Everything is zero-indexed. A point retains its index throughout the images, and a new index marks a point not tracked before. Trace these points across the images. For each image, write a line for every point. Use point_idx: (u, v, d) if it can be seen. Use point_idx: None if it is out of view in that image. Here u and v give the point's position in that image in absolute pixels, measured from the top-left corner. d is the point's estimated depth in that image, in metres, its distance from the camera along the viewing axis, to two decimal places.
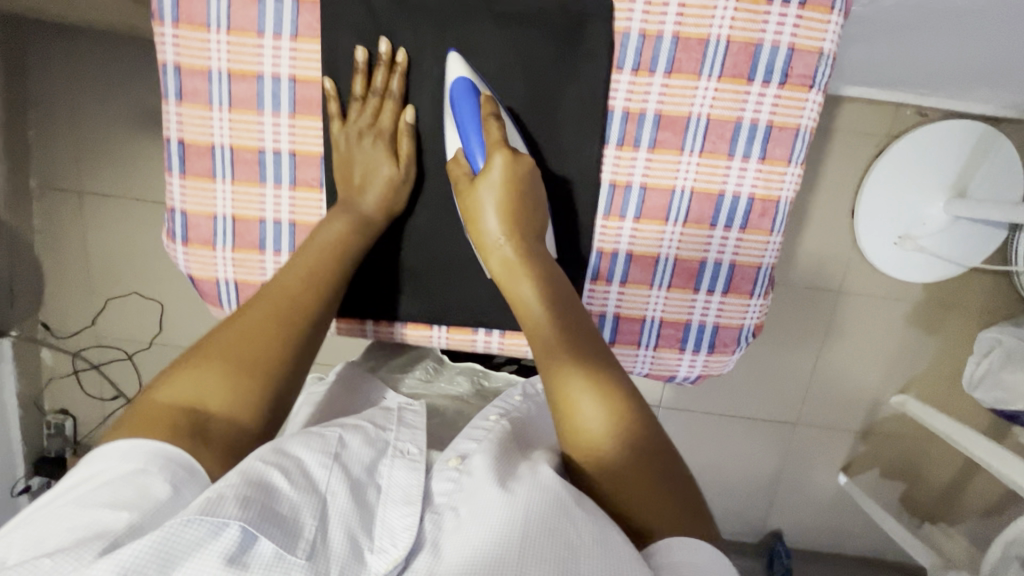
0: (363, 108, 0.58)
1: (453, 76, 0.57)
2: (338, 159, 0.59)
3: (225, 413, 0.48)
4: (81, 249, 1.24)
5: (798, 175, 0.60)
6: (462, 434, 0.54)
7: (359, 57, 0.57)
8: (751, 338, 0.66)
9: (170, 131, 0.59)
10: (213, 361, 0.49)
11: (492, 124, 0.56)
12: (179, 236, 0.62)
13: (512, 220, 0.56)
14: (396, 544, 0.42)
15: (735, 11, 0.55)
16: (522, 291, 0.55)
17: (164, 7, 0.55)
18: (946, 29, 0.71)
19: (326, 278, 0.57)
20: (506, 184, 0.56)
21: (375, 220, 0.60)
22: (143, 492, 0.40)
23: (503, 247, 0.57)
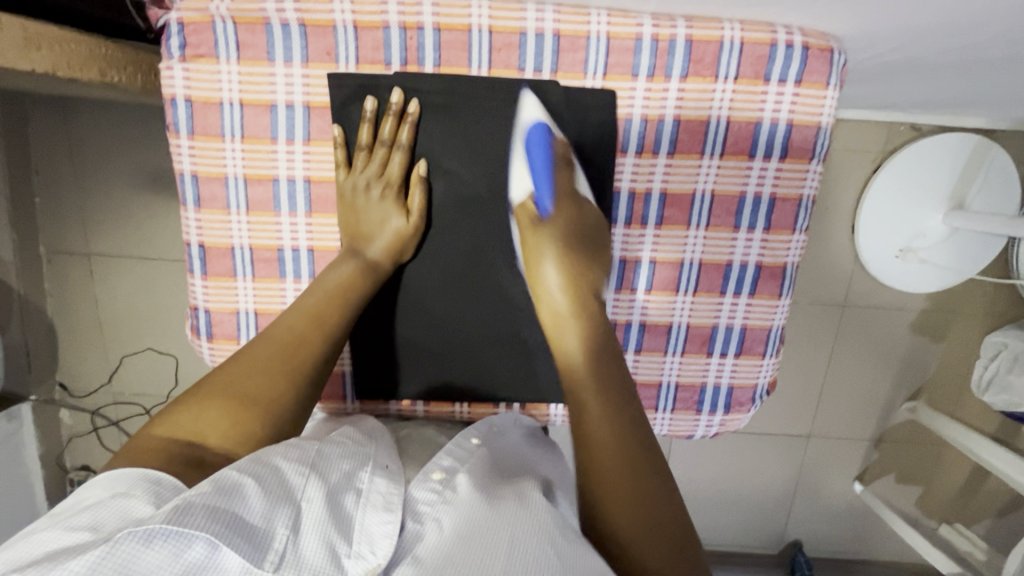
0: (371, 158, 0.59)
1: (528, 118, 0.57)
2: (348, 213, 0.60)
3: (224, 447, 0.49)
4: (93, 312, 1.24)
5: (802, 241, 0.62)
6: (445, 450, 0.55)
7: (369, 107, 0.56)
8: (765, 395, 0.68)
9: (190, 236, 0.61)
10: (217, 400, 0.51)
11: (565, 175, 0.60)
12: (204, 332, 0.64)
13: (567, 272, 0.60)
14: (375, 551, 0.41)
15: (734, 93, 0.56)
16: (569, 339, 0.59)
17: (179, 120, 0.57)
18: (937, 74, 0.72)
19: (334, 321, 0.58)
20: (565, 238, 0.61)
21: (382, 265, 0.60)
22: (124, 514, 0.40)
23: (556, 298, 0.60)
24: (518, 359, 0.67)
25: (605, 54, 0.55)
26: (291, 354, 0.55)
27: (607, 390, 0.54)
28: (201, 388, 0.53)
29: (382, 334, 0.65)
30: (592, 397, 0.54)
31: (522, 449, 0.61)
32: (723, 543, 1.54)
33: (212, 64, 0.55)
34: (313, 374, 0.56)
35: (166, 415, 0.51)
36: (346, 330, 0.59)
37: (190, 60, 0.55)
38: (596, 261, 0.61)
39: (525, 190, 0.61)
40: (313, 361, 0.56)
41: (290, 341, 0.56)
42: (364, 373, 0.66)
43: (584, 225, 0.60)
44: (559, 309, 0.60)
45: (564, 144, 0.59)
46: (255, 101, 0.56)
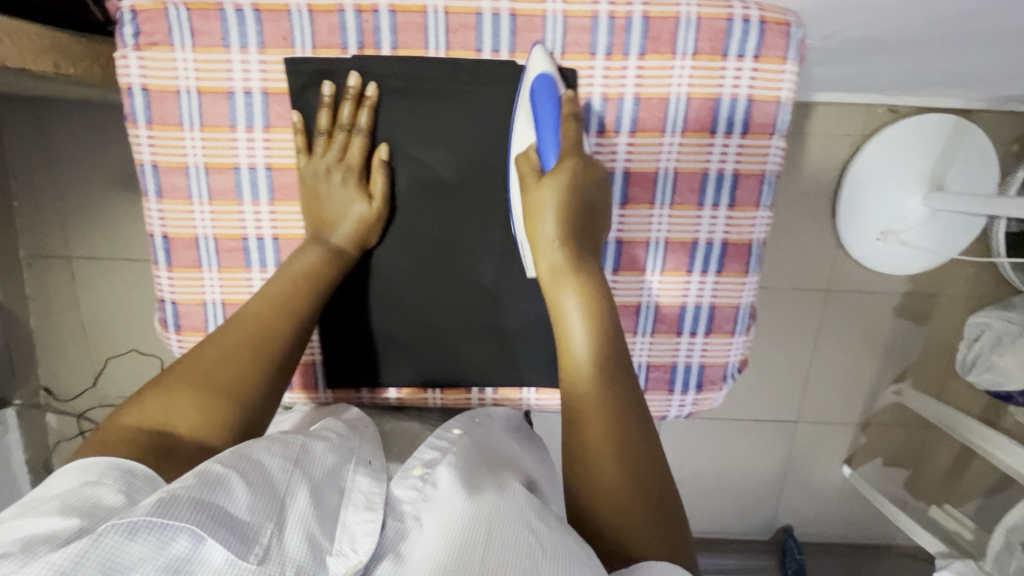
0: (330, 144, 0.58)
1: (535, 73, 0.55)
2: (309, 198, 0.59)
3: (192, 434, 0.48)
4: (75, 314, 1.23)
5: (767, 218, 0.62)
6: (425, 444, 0.56)
7: (326, 92, 0.56)
8: (737, 373, 0.68)
9: (153, 228, 0.61)
10: (182, 387, 0.50)
11: (571, 126, 0.56)
12: (172, 324, 0.64)
13: (567, 229, 0.56)
14: (357, 549, 0.43)
15: (693, 69, 0.56)
16: (566, 299, 0.55)
17: (136, 110, 0.56)
18: (901, 51, 0.72)
19: (301, 307, 0.57)
20: (567, 191, 0.55)
21: (348, 252, 0.60)
22: (95, 504, 0.39)
23: (554, 254, 0.56)
24: (489, 344, 0.66)
25: (562, 33, 0.55)
26: (258, 340, 0.54)
27: (610, 377, 0.52)
28: (167, 374, 0.51)
29: (352, 321, 0.65)
30: (595, 380, 0.51)
31: (504, 443, 0.62)
32: (715, 530, 1.55)
33: (167, 51, 0.55)
34: (280, 359, 0.55)
35: (130, 406, 0.49)
36: (314, 314, 0.59)
37: (144, 48, 0.54)
38: (594, 222, 0.58)
39: (529, 141, 0.58)
40: (281, 348, 0.56)
41: (257, 326, 0.55)
42: (335, 362, 0.66)
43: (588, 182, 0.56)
44: (556, 266, 0.56)
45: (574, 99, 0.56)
46: (213, 89, 0.56)
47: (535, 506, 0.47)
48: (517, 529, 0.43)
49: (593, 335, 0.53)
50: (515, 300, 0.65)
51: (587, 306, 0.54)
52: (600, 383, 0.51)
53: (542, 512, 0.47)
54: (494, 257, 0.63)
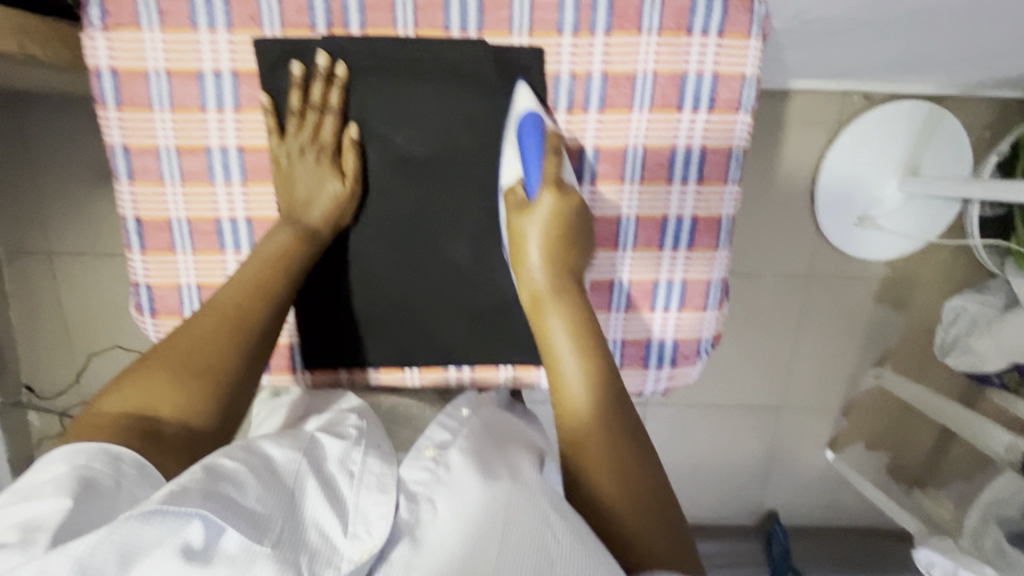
0: (302, 124, 0.58)
1: (521, 110, 0.58)
2: (282, 181, 0.60)
3: (176, 415, 0.49)
4: (53, 311, 1.22)
5: (736, 193, 0.63)
6: (436, 425, 0.58)
7: (295, 72, 0.56)
8: (711, 348, 0.69)
9: (126, 211, 0.61)
10: (160, 370, 0.50)
11: (552, 160, 0.58)
12: (147, 308, 0.64)
13: (550, 256, 0.59)
14: (371, 532, 0.44)
15: (658, 46, 0.57)
16: (551, 322, 0.57)
17: (106, 92, 0.56)
18: (866, 31, 0.74)
19: (275, 288, 0.57)
20: (551, 223, 0.58)
21: (320, 232, 0.60)
22: (87, 488, 0.40)
23: (537, 281, 0.59)
24: (465, 322, 0.67)
25: (528, 11, 0.56)
26: (234, 321, 0.54)
27: (595, 385, 0.54)
28: (147, 359, 0.52)
29: (327, 303, 0.65)
30: (579, 392, 0.53)
31: (505, 419, 0.63)
32: (703, 518, 1.56)
33: (135, 32, 0.55)
34: (257, 338, 0.55)
35: (114, 391, 0.50)
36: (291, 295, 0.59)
37: (112, 29, 0.54)
38: (577, 245, 0.60)
39: (516, 176, 0.61)
40: (257, 328, 0.55)
41: (232, 309, 0.55)
42: (312, 343, 0.66)
43: (570, 212, 0.59)
44: (539, 291, 0.59)
45: (555, 136, 0.58)
46: (182, 70, 0.56)
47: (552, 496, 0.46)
48: (529, 512, 0.44)
49: (577, 350, 0.55)
50: (489, 276, 0.66)
51: (571, 325, 0.56)
52: (583, 394, 0.53)
53: (553, 492, 0.48)
54: (467, 233, 0.64)
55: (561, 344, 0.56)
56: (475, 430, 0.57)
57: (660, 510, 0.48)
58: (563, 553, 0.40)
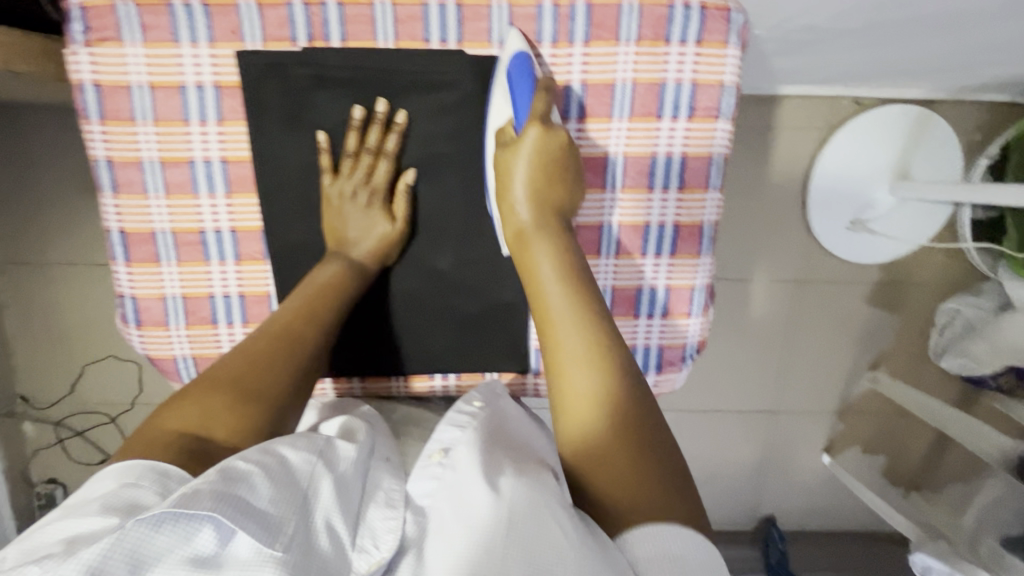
0: (356, 165, 0.61)
1: (511, 51, 0.56)
2: (332, 216, 0.62)
3: (227, 440, 0.49)
4: (48, 321, 1.21)
5: (717, 199, 0.64)
6: (445, 422, 0.56)
7: (357, 115, 0.59)
8: (696, 354, 0.69)
9: (110, 223, 0.61)
10: (218, 392, 0.51)
11: (542, 97, 0.56)
12: (132, 319, 0.64)
13: (536, 192, 0.58)
14: (379, 545, 0.44)
15: (637, 55, 0.58)
16: (538, 260, 0.57)
17: (89, 105, 0.57)
18: (848, 38, 0.74)
19: (326, 316, 0.60)
20: (535, 158, 0.57)
21: (368, 267, 0.63)
22: (134, 505, 0.40)
23: (521, 217, 0.59)
24: (451, 331, 0.67)
25: (507, 22, 0.57)
26: (287, 347, 0.56)
27: (583, 317, 0.54)
28: (202, 380, 0.52)
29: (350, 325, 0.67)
30: (564, 326, 0.54)
31: (510, 413, 0.61)
32: None
33: (118, 47, 0.55)
34: (307, 368, 0.57)
35: (168, 408, 0.50)
36: (336, 328, 0.61)
37: (95, 44, 0.55)
38: (567, 182, 0.59)
39: (506, 116, 0.59)
40: (308, 360, 0.57)
41: (283, 333, 0.57)
42: None
43: (553, 147, 0.57)
44: (524, 228, 0.59)
45: (546, 78, 0.57)
46: (165, 83, 0.57)
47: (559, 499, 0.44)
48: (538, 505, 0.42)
49: (565, 284, 0.56)
50: (471, 284, 0.66)
51: (557, 262, 0.57)
52: (567, 326, 0.54)
53: (568, 504, 0.44)
54: (449, 243, 0.65)
55: (549, 282, 0.56)
56: (485, 426, 0.55)
57: (649, 451, 0.48)
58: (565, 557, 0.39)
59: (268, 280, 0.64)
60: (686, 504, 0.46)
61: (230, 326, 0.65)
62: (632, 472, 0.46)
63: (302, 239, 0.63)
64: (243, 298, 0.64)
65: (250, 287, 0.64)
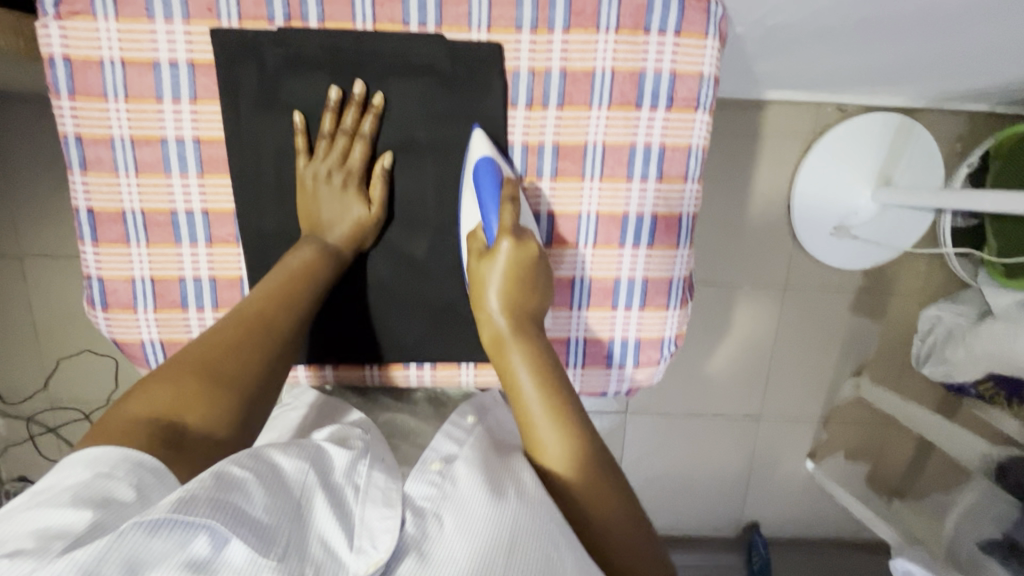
0: (331, 147, 0.60)
1: (477, 154, 0.58)
2: (305, 199, 0.61)
3: (201, 424, 0.48)
4: (23, 315, 1.19)
5: (695, 191, 0.64)
6: (441, 438, 0.57)
7: (332, 96, 0.58)
8: (674, 347, 0.69)
9: (78, 201, 0.60)
10: (187, 376, 0.50)
11: (508, 207, 0.57)
12: (99, 302, 0.62)
13: (512, 300, 0.58)
14: (377, 546, 0.42)
15: (616, 44, 0.58)
16: (513, 364, 0.57)
17: (58, 80, 0.56)
18: (827, 38, 0.75)
19: (300, 303, 0.59)
20: (510, 269, 0.57)
21: (343, 252, 0.62)
22: (107, 498, 0.39)
23: (498, 325, 0.58)
24: (426, 320, 0.67)
25: (487, 7, 0.57)
26: (261, 333, 0.55)
27: (558, 420, 0.53)
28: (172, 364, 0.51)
29: (330, 315, 0.66)
30: (541, 435, 0.53)
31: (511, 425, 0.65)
32: (683, 529, 1.54)
33: (90, 21, 0.54)
34: (278, 352, 0.56)
35: (135, 393, 0.48)
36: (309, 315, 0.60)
37: (65, 18, 0.54)
38: (539, 287, 0.59)
39: (475, 219, 0.61)
40: (282, 344, 0.57)
41: (256, 317, 0.56)
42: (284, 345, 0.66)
43: (526, 260, 0.57)
44: (501, 334, 0.58)
45: (511, 180, 0.58)
46: (138, 60, 0.56)
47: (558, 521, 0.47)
48: (541, 541, 0.44)
49: (542, 395, 0.55)
50: (447, 272, 0.65)
51: (533, 368, 0.56)
52: (546, 436, 0.53)
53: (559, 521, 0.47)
54: (425, 231, 0.64)
55: (524, 391, 0.55)
56: (483, 442, 0.56)
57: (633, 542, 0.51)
58: None
59: (240, 263, 0.63)
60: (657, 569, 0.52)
61: (200, 311, 0.64)
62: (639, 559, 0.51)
63: (274, 225, 0.62)
64: (215, 282, 0.63)
65: (221, 271, 0.63)
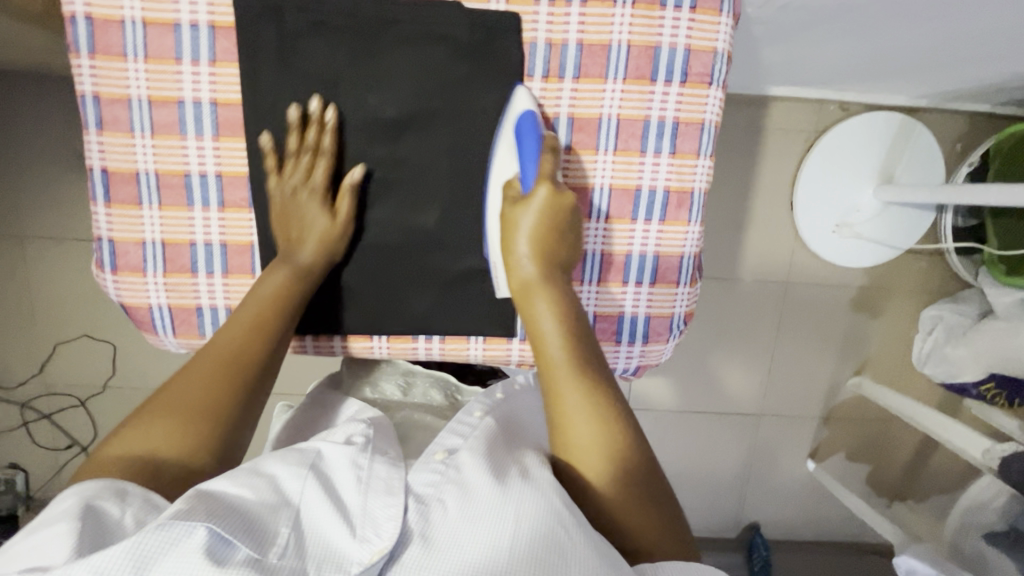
0: (296, 166, 0.60)
1: (521, 109, 0.59)
2: (279, 212, 0.61)
3: (178, 457, 0.47)
4: (22, 297, 1.18)
5: (708, 167, 0.64)
6: (447, 429, 0.56)
7: (292, 115, 0.59)
8: (684, 325, 0.69)
9: (92, 161, 0.60)
10: (160, 414, 0.49)
11: (548, 158, 0.59)
12: (109, 264, 0.62)
13: (542, 247, 0.59)
14: (380, 534, 0.43)
15: (632, 18, 0.59)
16: (540, 312, 0.58)
17: (78, 38, 0.56)
18: (834, 24, 0.76)
19: (275, 324, 0.58)
20: (543, 217, 0.58)
21: (316, 269, 0.61)
22: (98, 519, 0.39)
23: (526, 271, 0.59)
24: (436, 290, 0.66)
25: None
26: (235, 362, 0.54)
27: (581, 365, 0.55)
28: (147, 406, 0.50)
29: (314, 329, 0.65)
30: (567, 378, 0.54)
31: (523, 410, 0.65)
32: None
33: None
34: (257, 375, 0.55)
35: (112, 440, 0.48)
36: (285, 339, 0.59)
37: None
38: (570, 241, 0.60)
39: (514, 171, 0.61)
40: (259, 367, 0.56)
41: (231, 345, 0.55)
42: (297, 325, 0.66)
43: (561, 208, 0.59)
44: (528, 280, 0.59)
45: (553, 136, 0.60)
46: (159, 21, 0.56)
47: (564, 495, 0.47)
48: (546, 517, 0.44)
49: (565, 341, 0.56)
50: (460, 242, 0.65)
51: (559, 315, 0.57)
52: (571, 379, 0.54)
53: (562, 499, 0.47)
54: (437, 201, 0.63)
55: (552, 335, 0.56)
56: (490, 433, 0.55)
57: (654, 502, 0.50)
58: (577, 558, 0.42)
59: (251, 229, 0.63)
60: (674, 540, 0.50)
61: (210, 277, 0.63)
62: (637, 511, 0.49)
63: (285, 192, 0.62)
64: (226, 247, 0.63)
65: (233, 236, 0.63)
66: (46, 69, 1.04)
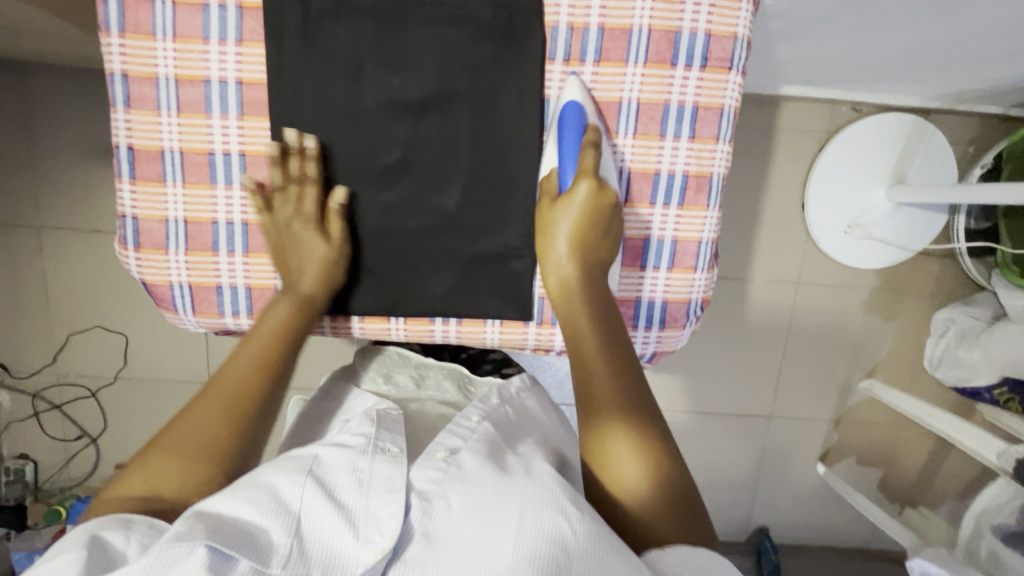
0: (287, 196, 0.62)
1: (567, 99, 0.61)
2: (280, 246, 0.63)
3: (180, 494, 0.48)
4: (38, 286, 1.19)
5: (726, 152, 0.65)
6: (446, 430, 0.55)
7: (271, 149, 0.60)
8: (701, 312, 0.69)
9: (119, 138, 0.61)
10: (162, 453, 0.50)
11: (589, 153, 0.61)
12: (132, 241, 0.63)
13: (579, 245, 0.62)
14: (383, 533, 0.44)
15: (653, 4, 0.60)
16: (577, 310, 0.62)
17: (109, 17, 0.57)
18: (849, 17, 0.77)
19: (278, 362, 0.59)
20: (582, 212, 0.61)
21: (316, 297, 0.63)
22: (105, 548, 0.41)
23: (564, 268, 0.63)
24: (455, 271, 0.66)
25: None
26: (238, 399, 0.55)
27: (615, 362, 0.58)
28: (151, 444, 0.51)
29: None
30: (603, 374, 0.57)
31: (527, 411, 0.66)
32: None
33: None
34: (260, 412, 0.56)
35: (118, 479, 0.49)
36: (289, 372, 0.60)
37: None
38: (607, 239, 0.63)
39: (550, 168, 0.64)
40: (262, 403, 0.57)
41: (234, 384, 0.56)
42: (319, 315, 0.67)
43: (601, 204, 0.62)
44: (567, 277, 0.63)
45: (596, 129, 0.61)
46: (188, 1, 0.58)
47: (568, 490, 0.47)
48: (547, 511, 0.44)
49: (602, 338, 0.60)
50: (482, 224, 0.65)
51: (593, 313, 0.61)
52: (606, 377, 0.57)
53: (567, 495, 0.46)
54: (458, 182, 0.63)
55: (588, 333, 0.60)
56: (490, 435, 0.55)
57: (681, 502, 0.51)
58: (582, 554, 0.41)
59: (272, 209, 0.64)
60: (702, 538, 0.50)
61: (231, 255, 0.64)
62: (663, 508, 0.50)
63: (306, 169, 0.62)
64: (246, 226, 0.63)
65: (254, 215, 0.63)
66: (69, 60, 1.06)
